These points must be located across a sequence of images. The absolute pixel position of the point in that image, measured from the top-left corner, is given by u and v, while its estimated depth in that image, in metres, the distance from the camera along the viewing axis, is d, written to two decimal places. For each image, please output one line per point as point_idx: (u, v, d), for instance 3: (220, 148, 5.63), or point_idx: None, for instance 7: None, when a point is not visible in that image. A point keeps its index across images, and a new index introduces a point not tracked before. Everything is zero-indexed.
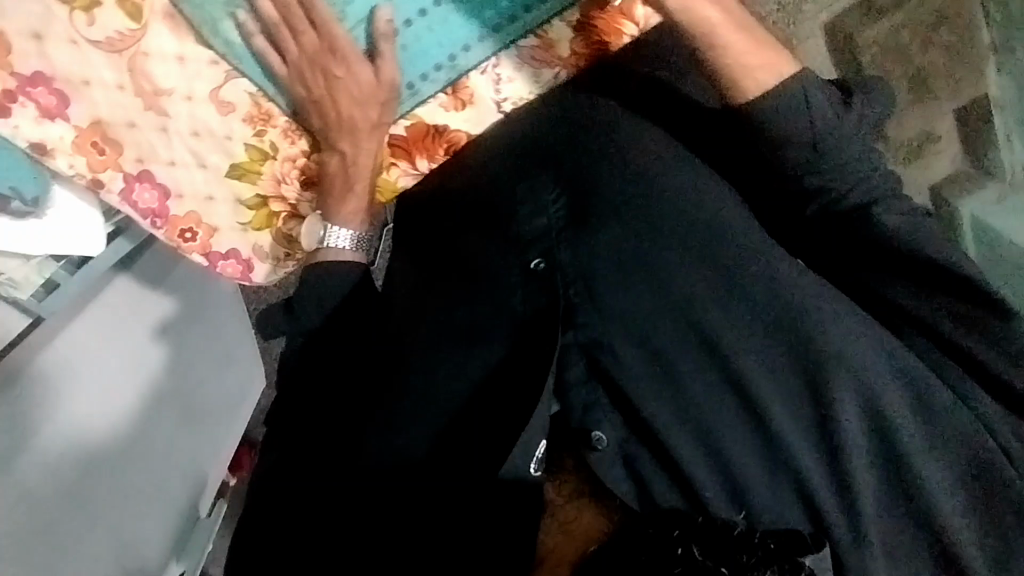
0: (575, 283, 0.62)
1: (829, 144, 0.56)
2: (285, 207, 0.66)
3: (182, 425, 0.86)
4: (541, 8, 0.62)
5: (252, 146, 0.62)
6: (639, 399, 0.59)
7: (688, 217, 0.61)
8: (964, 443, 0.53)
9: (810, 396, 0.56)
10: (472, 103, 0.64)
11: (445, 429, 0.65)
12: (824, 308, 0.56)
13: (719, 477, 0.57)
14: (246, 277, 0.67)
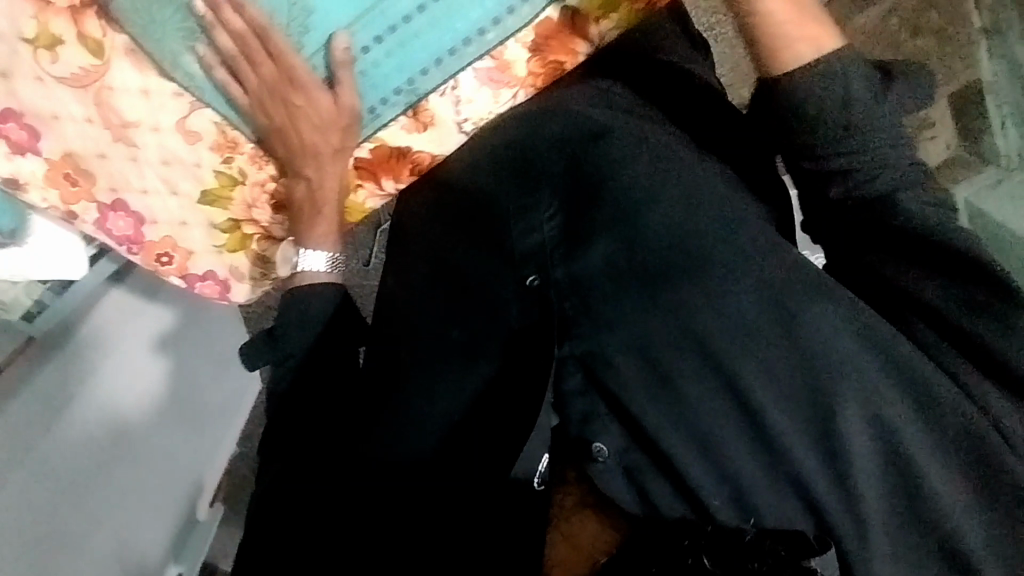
0: (570, 297, 0.65)
1: (864, 126, 0.58)
2: (257, 229, 0.74)
3: (191, 430, 0.94)
4: (493, 33, 0.65)
5: (221, 173, 0.69)
6: (636, 407, 0.60)
7: (692, 229, 0.62)
8: (968, 437, 0.53)
9: (809, 402, 0.56)
10: (433, 124, 0.70)
11: (447, 434, 0.69)
12: (827, 326, 0.57)
13: (724, 483, 0.58)
14: (224, 295, 0.75)
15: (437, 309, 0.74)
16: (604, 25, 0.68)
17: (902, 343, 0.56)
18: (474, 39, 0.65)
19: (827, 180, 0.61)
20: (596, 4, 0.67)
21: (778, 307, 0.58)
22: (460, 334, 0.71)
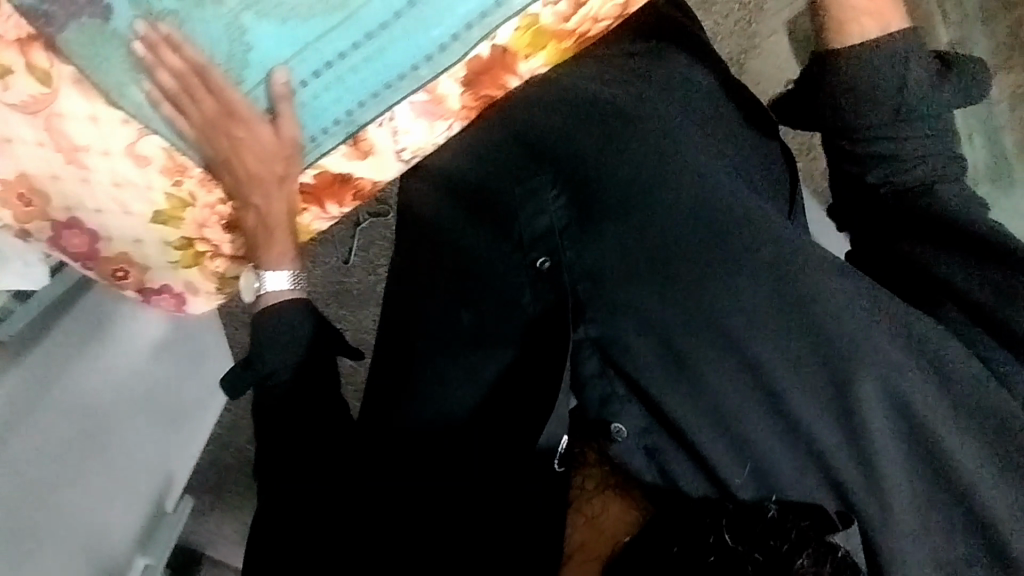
0: (582, 281, 0.65)
1: (916, 109, 0.62)
2: (211, 248, 0.68)
3: (162, 425, 0.92)
4: (436, 65, 0.58)
5: (172, 196, 0.63)
6: (653, 388, 0.61)
7: (704, 207, 0.63)
8: (989, 415, 0.54)
9: (831, 384, 0.56)
10: (373, 153, 0.63)
11: (462, 426, 0.70)
12: (839, 309, 0.57)
13: (744, 462, 0.58)
14: (181, 307, 0.72)
15: (450, 295, 0.74)
16: (535, 61, 0.62)
17: (919, 322, 0.57)
18: (408, 74, 0.58)
19: (868, 164, 0.65)
20: (525, 44, 0.60)
21: (786, 286, 0.58)
22: (473, 320, 0.72)
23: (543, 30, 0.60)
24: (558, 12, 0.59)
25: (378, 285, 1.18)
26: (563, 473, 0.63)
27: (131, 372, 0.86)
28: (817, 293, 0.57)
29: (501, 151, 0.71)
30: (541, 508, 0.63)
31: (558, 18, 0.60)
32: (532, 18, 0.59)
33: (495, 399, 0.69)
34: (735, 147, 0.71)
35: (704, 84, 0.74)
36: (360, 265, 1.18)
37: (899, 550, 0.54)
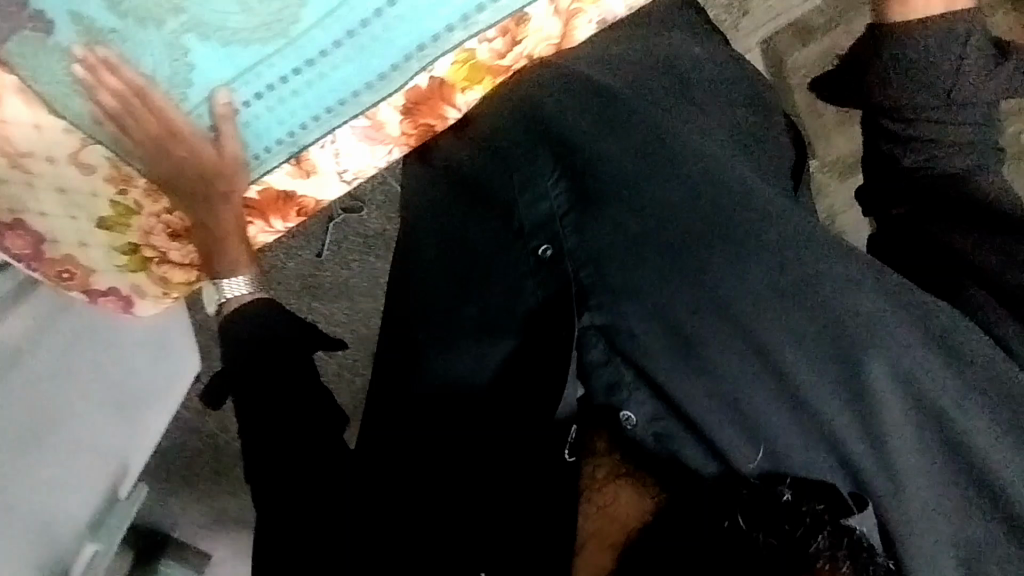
0: (585, 266, 0.65)
1: (962, 98, 0.62)
2: (157, 254, 0.70)
3: (120, 415, 0.88)
4: (372, 93, 0.61)
5: (117, 203, 0.64)
6: (657, 370, 0.61)
7: (704, 190, 0.63)
8: (1008, 397, 0.54)
9: (838, 366, 0.56)
10: (315, 173, 0.67)
11: (465, 417, 0.70)
12: (836, 294, 0.57)
13: (752, 443, 0.58)
14: (127, 310, 0.73)
15: (450, 287, 0.73)
16: (472, 93, 0.67)
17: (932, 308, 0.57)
18: (349, 100, 0.61)
19: (903, 146, 0.66)
20: (462, 77, 0.64)
21: (789, 269, 0.59)
22: (475, 310, 0.71)
23: (480, 64, 0.64)
24: (494, 49, 0.63)
25: (351, 279, 1.16)
26: (573, 463, 0.64)
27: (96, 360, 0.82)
28: (817, 278, 0.58)
29: (501, 140, 0.71)
30: (541, 505, 0.63)
31: (494, 54, 0.63)
32: (469, 53, 0.62)
33: (483, 390, 0.69)
34: (727, 135, 0.72)
35: (694, 75, 0.75)
36: (332, 259, 1.15)
37: (915, 530, 0.55)
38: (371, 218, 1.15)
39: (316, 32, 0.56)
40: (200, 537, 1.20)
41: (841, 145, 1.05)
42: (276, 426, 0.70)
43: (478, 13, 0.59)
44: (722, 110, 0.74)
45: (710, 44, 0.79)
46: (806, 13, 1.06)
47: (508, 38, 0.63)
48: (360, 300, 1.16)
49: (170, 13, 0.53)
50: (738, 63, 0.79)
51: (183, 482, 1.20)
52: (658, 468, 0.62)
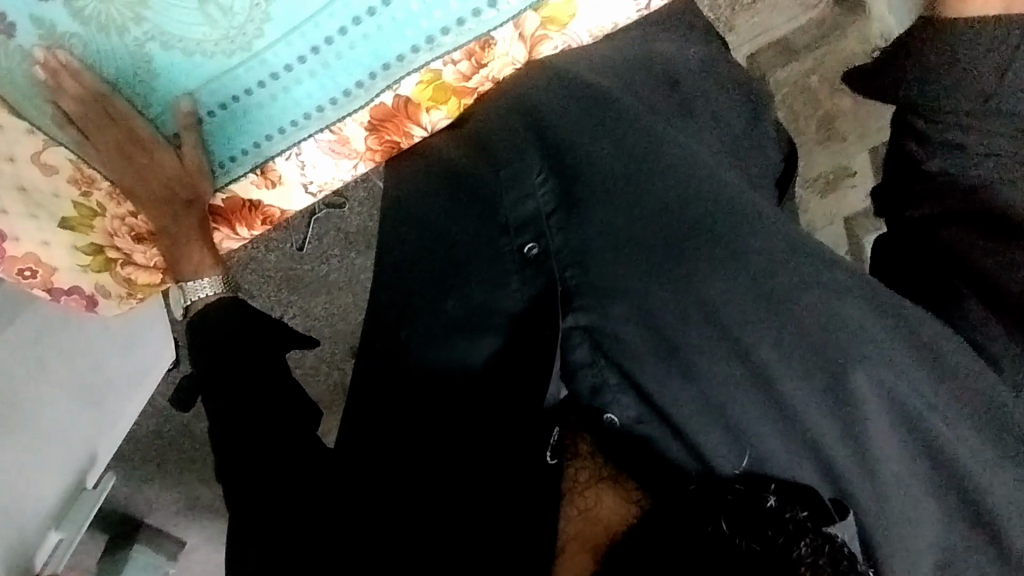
0: (571, 266, 0.65)
1: (1010, 100, 0.59)
2: (121, 254, 0.73)
3: (90, 406, 0.86)
4: (333, 109, 0.69)
5: (81, 203, 0.69)
6: (641, 375, 0.62)
7: (695, 195, 0.62)
8: (990, 407, 0.55)
9: (823, 374, 0.56)
10: (281, 183, 0.75)
11: (446, 421, 0.68)
12: (821, 301, 0.57)
13: (732, 447, 0.59)
14: (90, 308, 0.74)
15: (433, 283, 0.73)
16: (436, 114, 0.74)
17: (921, 323, 0.57)
18: (314, 113, 0.69)
19: (930, 149, 0.64)
20: (427, 97, 0.71)
21: (777, 274, 0.58)
22: (458, 306, 0.70)
23: (445, 86, 0.71)
24: (460, 71, 0.70)
25: (330, 274, 1.13)
26: (554, 465, 0.64)
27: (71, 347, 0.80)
28: (805, 287, 0.58)
29: (493, 141, 0.73)
30: (521, 506, 0.62)
31: (459, 76, 0.70)
32: (435, 74, 0.70)
33: (466, 385, 0.68)
34: (720, 137, 0.72)
35: (687, 76, 0.75)
36: (312, 253, 1.12)
37: (889, 538, 0.56)
38: (353, 213, 1.12)
39: (281, 47, 0.64)
40: (169, 521, 1.19)
41: (823, 163, 1.07)
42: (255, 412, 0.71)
43: (444, 36, 0.66)
44: (716, 113, 0.74)
45: (707, 45, 0.79)
46: (788, 32, 1.06)
47: (473, 61, 0.70)
48: (340, 294, 1.14)
49: (134, 22, 0.61)
50: (735, 65, 0.80)
51: (156, 468, 1.16)
52: (644, 471, 0.62)
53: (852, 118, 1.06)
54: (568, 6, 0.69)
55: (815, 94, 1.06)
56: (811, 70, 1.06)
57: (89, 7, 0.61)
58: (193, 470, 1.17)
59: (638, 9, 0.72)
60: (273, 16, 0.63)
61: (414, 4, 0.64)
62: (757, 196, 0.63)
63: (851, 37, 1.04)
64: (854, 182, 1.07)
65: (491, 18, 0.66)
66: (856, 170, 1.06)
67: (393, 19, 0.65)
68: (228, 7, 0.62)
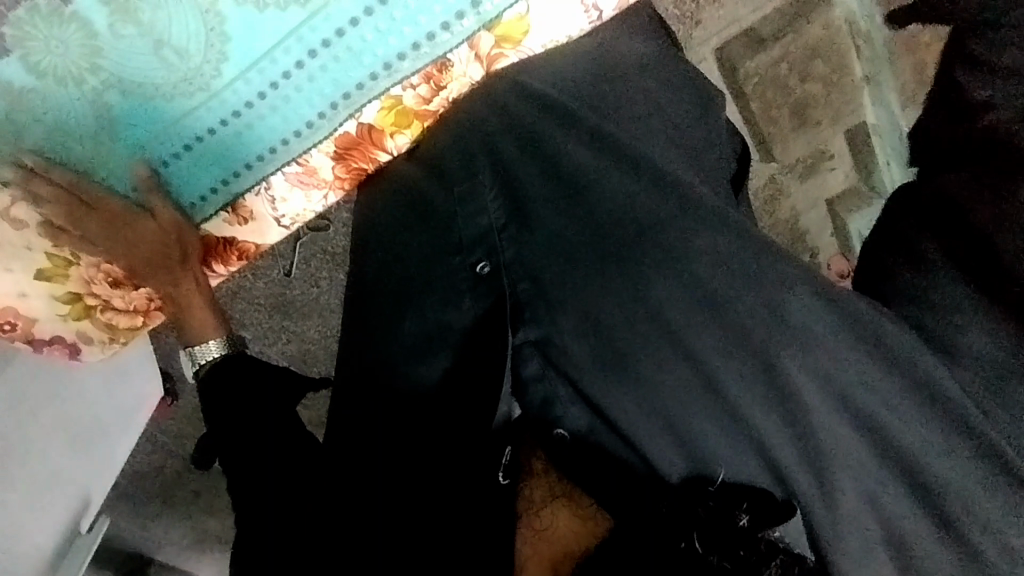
0: (522, 281, 0.64)
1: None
2: (99, 301, 0.74)
3: (79, 447, 0.87)
4: (299, 141, 0.69)
5: (55, 256, 0.69)
6: (590, 388, 0.61)
7: (631, 205, 0.63)
8: (923, 386, 0.56)
9: (765, 374, 0.56)
10: (253, 218, 0.76)
11: (421, 448, 0.67)
12: (760, 304, 0.57)
13: (682, 453, 0.58)
14: (74, 355, 0.77)
15: (393, 302, 0.72)
16: (400, 138, 0.75)
17: (862, 312, 0.57)
18: (279, 146, 0.69)
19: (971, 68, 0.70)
20: (390, 122, 0.72)
21: (721, 273, 0.59)
22: (415, 327, 0.70)
23: (405, 110, 0.72)
24: (420, 95, 0.71)
25: (320, 297, 1.14)
26: (508, 486, 0.64)
27: (52, 384, 0.82)
28: (742, 289, 0.58)
29: (445, 161, 0.73)
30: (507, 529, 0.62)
31: (419, 100, 0.71)
32: (395, 100, 0.70)
33: (422, 409, 0.69)
34: (669, 133, 0.73)
35: (630, 77, 0.75)
36: (301, 278, 1.12)
37: (838, 532, 0.55)
38: (338, 234, 1.11)
39: (239, 85, 0.63)
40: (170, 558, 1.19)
41: (799, 149, 1.04)
42: (236, 448, 0.70)
43: (400, 61, 0.66)
44: (669, 114, 0.74)
45: (654, 42, 0.79)
46: (755, 22, 1.01)
47: (432, 84, 0.70)
48: (329, 316, 1.15)
49: (89, 71, 0.59)
50: (682, 62, 0.80)
51: (156, 507, 1.17)
52: (597, 489, 0.60)
53: (823, 102, 1.03)
54: (519, 24, 0.67)
55: (784, 81, 1.01)
56: (780, 58, 1.01)
57: (40, 59, 0.57)
58: (194, 503, 1.18)
59: (590, 20, 0.71)
60: (228, 55, 0.60)
61: (369, 32, 0.63)
62: (710, 193, 0.63)
63: (817, 24, 1.01)
64: (833, 165, 1.05)
65: (446, 40, 0.66)
66: (835, 152, 1.05)
67: (350, 49, 0.64)
68: (182, 50, 0.59)
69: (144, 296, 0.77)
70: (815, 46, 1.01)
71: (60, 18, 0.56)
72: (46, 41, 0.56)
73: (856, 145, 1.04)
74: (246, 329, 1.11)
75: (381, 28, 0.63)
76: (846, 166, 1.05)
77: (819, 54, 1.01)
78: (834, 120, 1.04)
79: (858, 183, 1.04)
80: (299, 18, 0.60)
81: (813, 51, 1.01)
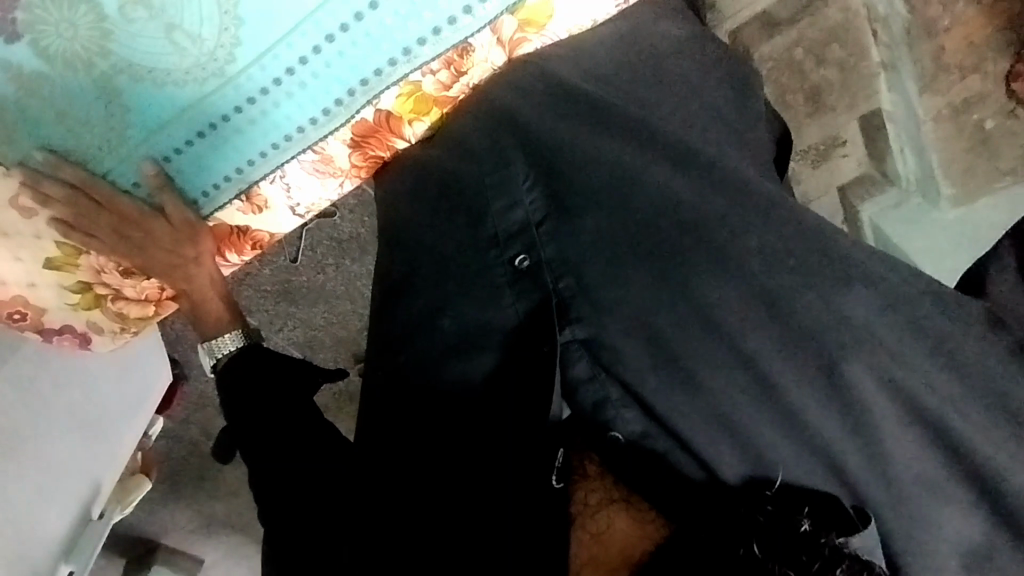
0: (565, 277, 0.64)
1: None
2: (109, 291, 0.72)
3: (94, 436, 0.85)
4: (316, 128, 0.65)
5: (64, 245, 0.67)
6: (651, 394, 0.61)
7: (675, 197, 0.61)
8: (1000, 394, 0.54)
9: (827, 375, 0.56)
10: (267, 207, 0.72)
11: (463, 451, 0.68)
12: (819, 301, 0.57)
13: (740, 452, 0.59)
14: (85, 345, 0.76)
15: (425, 296, 0.71)
16: (419, 125, 0.70)
17: (922, 305, 0.56)
18: (295, 135, 0.65)
19: None
20: (409, 109, 0.68)
21: (777, 272, 0.58)
22: (453, 324, 0.69)
23: (425, 97, 0.67)
24: (440, 82, 0.66)
25: (327, 284, 1.12)
26: (562, 489, 0.64)
27: (64, 376, 0.79)
28: (804, 286, 0.57)
29: (475, 145, 0.69)
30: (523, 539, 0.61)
31: (439, 86, 0.67)
32: (414, 86, 0.66)
33: (462, 408, 0.69)
34: (709, 117, 0.70)
35: (667, 62, 0.71)
36: (307, 263, 1.11)
37: (907, 529, 0.56)
38: (344, 221, 1.10)
39: (254, 70, 0.60)
40: (181, 541, 1.18)
41: (812, 136, 1.00)
42: (269, 443, 0.70)
43: (420, 47, 0.62)
44: (708, 97, 0.71)
45: (687, 24, 0.76)
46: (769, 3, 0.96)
47: (452, 70, 0.66)
48: (338, 303, 1.12)
49: (99, 56, 0.57)
50: (720, 46, 0.76)
51: (165, 489, 1.16)
52: (656, 494, 0.61)
53: (838, 88, 0.96)
54: (545, 6, 0.63)
55: (799, 65, 0.96)
56: (795, 43, 0.96)
57: (50, 44, 0.56)
58: (207, 487, 1.17)
59: (618, 3, 0.66)
60: (242, 40, 0.58)
61: (388, 16, 0.60)
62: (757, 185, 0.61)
63: (834, 8, 0.93)
64: (847, 152, 1.01)
65: (468, 25, 0.62)
66: (848, 138, 1.00)
67: (368, 34, 0.60)
68: (194, 34, 0.57)
69: (155, 285, 0.75)
70: (830, 28, 0.94)
71: (70, 2, 0.55)
72: (58, 27, 0.56)
73: (871, 128, 0.97)
74: (254, 315, 1.11)
75: (399, 12, 0.60)
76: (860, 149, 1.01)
77: (838, 39, 0.94)
78: (848, 104, 0.96)
79: (870, 171, 1.01)
80: (314, 3, 0.58)
81: (830, 35, 0.94)
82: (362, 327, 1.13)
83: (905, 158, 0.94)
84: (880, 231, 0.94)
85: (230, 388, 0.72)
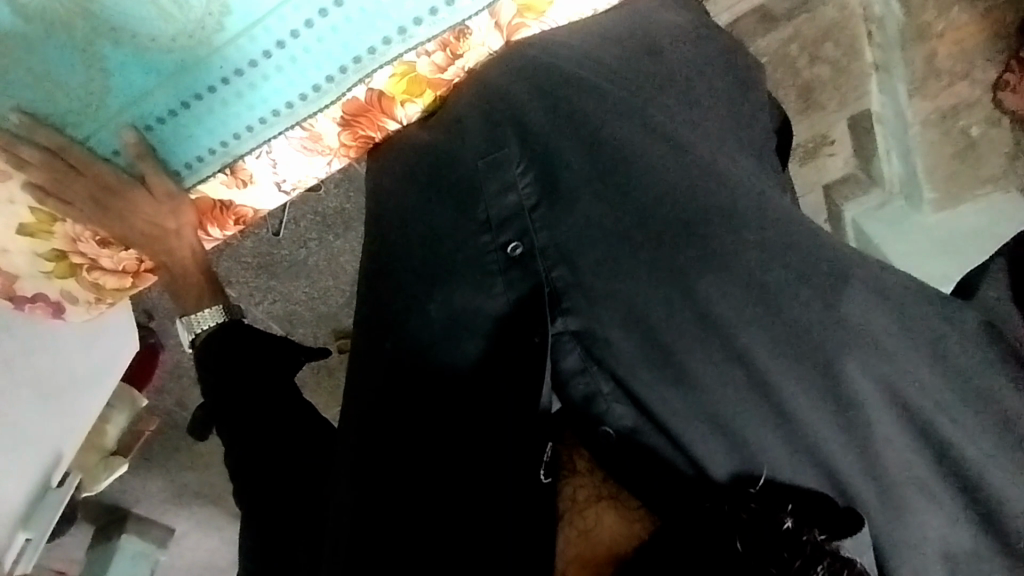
0: (558, 266, 0.63)
1: None
2: (85, 260, 0.70)
3: (55, 406, 0.82)
4: (305, 104, 0.63)
5: (39, 210, 0.65)
6: (641, 389, 0.61)
7: (674, 188, 0.61)
8: (986, 397, 0.55)
9: (818, 371, 0.57)
10: (252, 181, 0.70)
11: (450, 442, 0.67)
12: (813, 298, 0.57)
13: (729, 447, 0.59)
14: (58, 314, 0.74)
15: (416, 279, 0.70)
16: (411, 107, 0.70)
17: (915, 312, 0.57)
18: (284, 110, 0.63)
19: None
20: (401, 90, 0.67)
21: (773, 266, 0.58)
22: (440, 310, 0.68)
23: (419, 78, 0.66)
24: (435, 64, 0.65)
25: (309, 258, 1.10)
26: (551, 483, 0.63)
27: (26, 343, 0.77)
28: (797, 283, 0.58)
29: (468, 131, 0.68)
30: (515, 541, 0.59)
31: (434, 68, 0.66)
32: (408, 67, 0.64)
33: (450, 398, 0.68)
34: (711, 107, 0.70)
35: (670, 51, 0.71)
36: (289, 237, 1.08)
37: (886, 526, 0.57)
38: (329, 196, 1.08)
39: (244, 41, 0.58)
40: (152, 511, 1.16)
41: (802, 133, 1.00)
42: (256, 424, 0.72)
43: (417, 26, 0.61)
44: (712, 88, 0.71)
45: (690, 14, 0.75)
46: None
47: (448, 52, 0.65)
48: (321, 278, 1.11)
49: (81, 17, 0.55)
50: (724, 38, 0.76)
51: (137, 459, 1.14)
52: (643, 489, 0.61)
53: (831, 85, 0.96)
54: None
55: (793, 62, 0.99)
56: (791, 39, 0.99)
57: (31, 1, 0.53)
58: (181, 458, 1.15)
59: None
60: (233, 9, 0.56)
61: None
62: (752, 180, 0.62)
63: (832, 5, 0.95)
64: (834, 151, 0.99)
65: (466, 7, 0.61)
66: (835, 137, 0.98)
67: (363, 10, 0.59)
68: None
69: (133, 257, 0.72)
70: (827, 27, 0.95)
71: None
72: None
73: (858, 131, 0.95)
74: (234, 287, 1.08)
75: None
76: (845, 151, 0.98)
77: (833, 37, 0.95)
78: (839, 101, 0.96)
79: (857, 171, 0.98)
80: None
81: (826, 33, 0.95)
82: (343, 304, 1.12)
83: (891, 162, 0.92)
84: (863, 233, 0.93)
85: (213, 363, 0.71)
